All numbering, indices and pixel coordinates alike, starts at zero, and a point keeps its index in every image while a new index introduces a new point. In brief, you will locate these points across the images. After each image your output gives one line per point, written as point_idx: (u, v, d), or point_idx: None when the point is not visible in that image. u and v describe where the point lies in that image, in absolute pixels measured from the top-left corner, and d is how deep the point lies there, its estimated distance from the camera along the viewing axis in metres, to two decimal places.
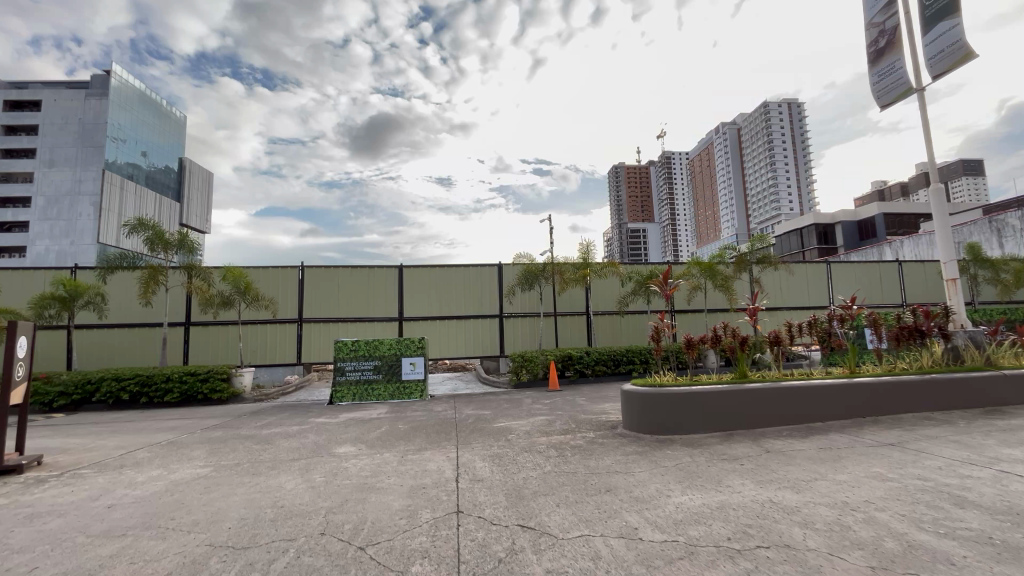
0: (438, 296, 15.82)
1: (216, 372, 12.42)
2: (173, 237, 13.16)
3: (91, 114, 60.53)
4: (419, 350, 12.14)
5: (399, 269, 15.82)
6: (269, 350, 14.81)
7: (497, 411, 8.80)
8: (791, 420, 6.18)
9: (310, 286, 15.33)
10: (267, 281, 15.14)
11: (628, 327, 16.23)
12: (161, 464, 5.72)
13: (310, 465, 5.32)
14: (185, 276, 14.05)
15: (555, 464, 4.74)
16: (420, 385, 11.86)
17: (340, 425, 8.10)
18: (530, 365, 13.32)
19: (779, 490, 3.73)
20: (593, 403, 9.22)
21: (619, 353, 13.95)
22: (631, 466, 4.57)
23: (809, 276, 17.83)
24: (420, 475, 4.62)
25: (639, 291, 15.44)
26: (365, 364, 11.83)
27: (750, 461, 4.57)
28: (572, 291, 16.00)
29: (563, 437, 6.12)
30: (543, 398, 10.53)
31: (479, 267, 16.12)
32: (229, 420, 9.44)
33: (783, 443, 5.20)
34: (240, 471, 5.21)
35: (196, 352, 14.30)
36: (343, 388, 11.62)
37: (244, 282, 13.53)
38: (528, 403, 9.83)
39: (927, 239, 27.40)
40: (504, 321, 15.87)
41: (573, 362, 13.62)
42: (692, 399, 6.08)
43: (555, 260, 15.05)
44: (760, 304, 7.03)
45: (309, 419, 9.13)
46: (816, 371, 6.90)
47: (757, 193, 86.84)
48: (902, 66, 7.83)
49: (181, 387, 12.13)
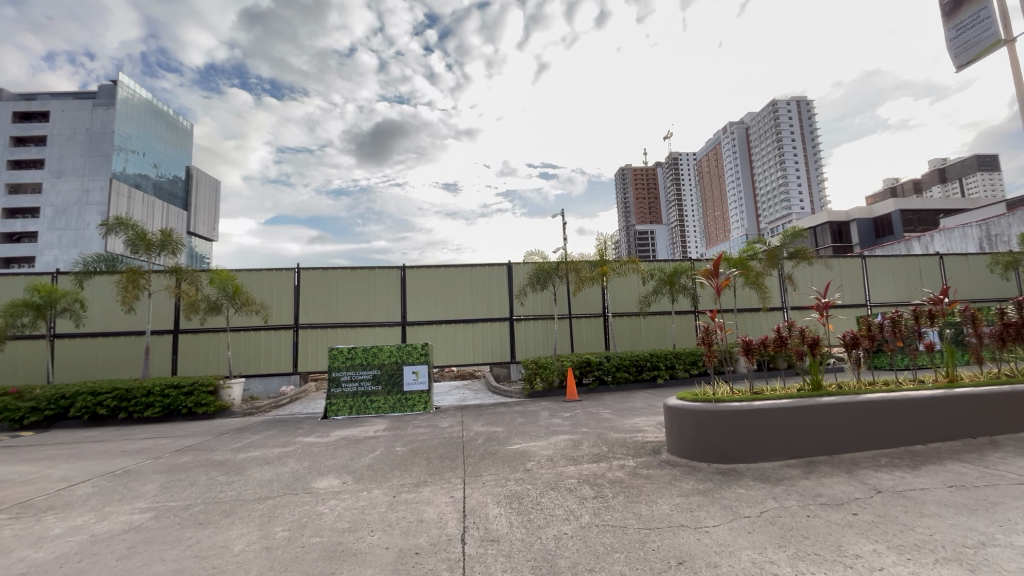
0: (443, 298, 14.69)
1: (200, 384, 11.33)
2: (156, 237, 12.10)
3: (99, 124, 60.58)
4: (423, 358, 10.97)
5: (402, 270, 14.73)
6: (263, 358, 13.78)
7: (512, 428, 7.59)
8: (882, 443, 4.93)
9: (307, 289, 14.29)
10: (260, 285, 14.11)
11: (650, 330, 14.97)
12: (95, 506, 4.57)
13: (277, 510, 4.16)
14: (173, 280, 13.03)
15: (595, 513, 3.54)
16: (424, 397, 10.69)
17: (329, 448, 6.93)
18: (544, 372, 12.12)
19: (943, 569, 2.49)
20: (621, 417, 7.98)
21: (642, 358, 12.71)
22: (700, 516, 3.34)
23: (844, 272, 16.46)
24: (415, 530, 3.43)
25: (662, 290, 14.19)
26: (363, 374, 10.70)
27: (865, 509, 3.33)
28: (588, 290, 14.78)
29: (596, 467, 4.90)
30: (561, 410, 9.32)
31: (487, 267, 14.96)
32: (207, 440, 8.32)
33: (893, 478, 3.94)
34: (185, 519, 4.06)
35: (184, 362, 13.28)
36: (338, 401, 10.51)
37: (232, 285, 12.47)
38: (546, 416, 8.63)
39: (961, 233, 26.02)
40: (515, 324, 14.70)
41: (591, 369, 12.41)
42: (760, 417, 4.85)
43: (570, 258, 13.81)
44: (833, 299, 5.75)
45: (296, 439, 7.99)
46: (904, 380, 5.62)
47: (768, 192, 85.08)
48: (992, 13, 6.59)
49: (163, 401, 11.06)
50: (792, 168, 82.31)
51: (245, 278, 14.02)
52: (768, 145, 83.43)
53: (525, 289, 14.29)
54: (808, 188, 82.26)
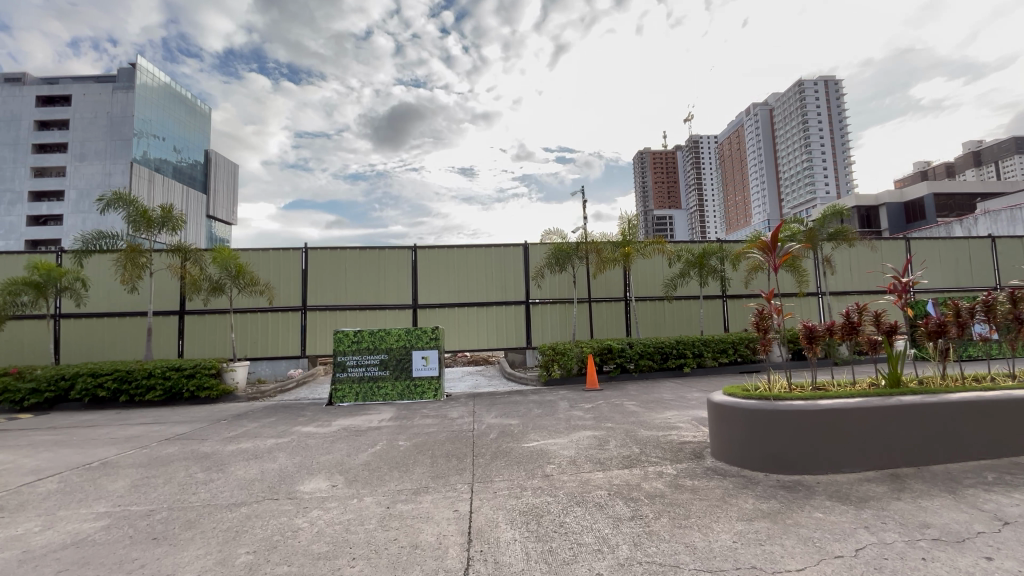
0: (456, 280, 13.97)
1: (202, 367, 10.85)
2: (156, 214, 11.54)
3: (118, 108, 60.95)
4: (433, 342, 10.27)
5: (412, 250, 14.03)
6: (270, 340, 13.32)
7: (527, 421, 6.86)
8: (976, 453, 4.07)
9: (315, 270, 13.71)
10: (266, 265, 13.57)
11: (675, 316, 14.07)
12: (48, 510, 3.96)
13: (250, 523, 3.49)
14: (176, 260, 12.53)
15: (635, 545, 2.77)
16: (434, 384, 10.04)
17: (326, 441, 6.28)
18: (562, 358, 11.37)
19: None
20: (648, 410, 7.19)
21: (668, 345, 11.86)
22: (776, 556, 2.54)
23: (887, 254, 15.21)
24: (408, 561, 2.71)
25: (689, 272, 13.22)
26: (369, 358, 10.08)
27: (1002, 553, 2.49)
28: (609, 273, 13.91)
29: (628, 474, 4.13)
30: (581, 401, 8.57)
31: (502, 248, 14.16)
32: (202, 427, 7.79)
33: (1017, 504, 3.08)
34: (140, 531, 3.41)
35: (190, 344, 12.88)
36: (344, 386, 9.94)
37: (235, 264, 11.80)
38: (565, 408, 7.89)
39: (1008, 215, 24.28)
40: (532, 308, 13.92)
41: (613, 356, 11.63)
42: (830, 420, 4.00)
43: (591, 238, 12.91)
44: (916, 277, 4.77)
45: (294, 428, 7.38)
46: (1000, 376, 4.67)
47: (793, 175, 82.07)
48: None
49: (165, 384, 10.63)
50: (819, 150, 79.14)
51: (251, 258, 13.47)
52: (794, 125, 80.19)
53: (542, 270, 13.48)
54: (836, 171, 79.08)
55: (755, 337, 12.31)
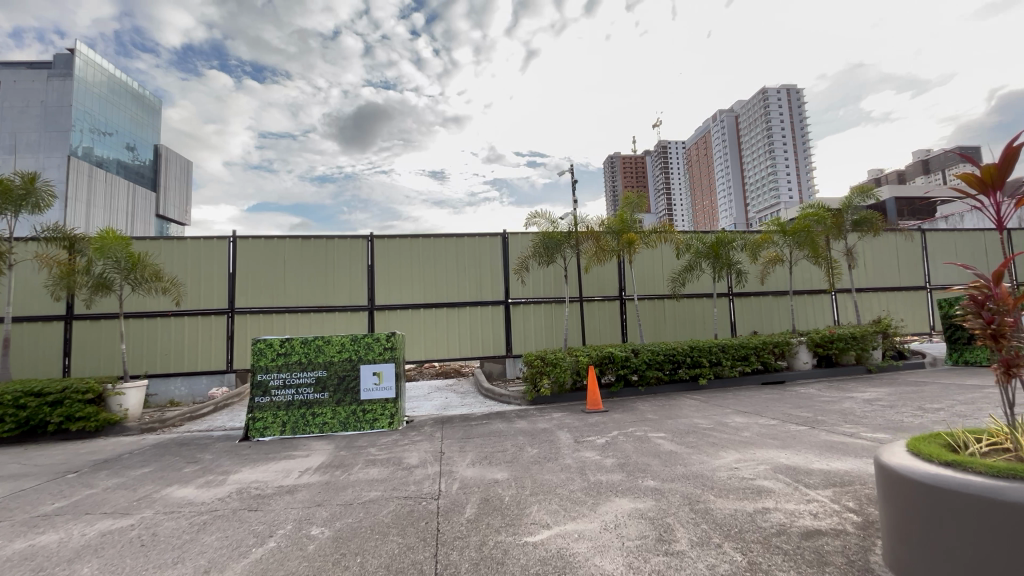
0: (421, 275, 11.56)
1: (72, 391, 8.04)
2: (16, 185, 8.61)
3: (54, 96, 55.40)
4: (388, 354, 7.81)
5: (368, 240, 11.54)
6: (187, 352, 10.64)
7: (522, 476, 4.54)
8: None
9: (244, 264, 11.05)
10: (180, 258, 10.87)
11: (679, 317, 12.06)
12: None
13: None
14: (53, 249, 9.64)
15: None
16: (389, 408, 7.60)
17: (189, 527, 3.77)
18: (554, 370, 9.12)
19: None
20: (695, 452, 4.97)
21: (680, 352, 9.76)
22: None
23: (905, 247, 14.00)
24: None
25: (699, 265, 11.15)
26: (301, 377, 7.55)
27: None
28: (603, 266, 11.81)
29: None
30: (589, 432, 6.33)
31: (477, 238, 11.84)
32: (25, 490, 5.10)
33: None
34: None
35: (74, 357, 10.07)
36: (266, 415, 7.39)
37: (126, 253, 8.87)
38: (571, 447, 5.60)
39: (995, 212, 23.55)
40: (513, 309, 11.65)
41: (615, 366, 9.45)
42: None
43: (584, 224, 10.69)
44: None
45: (163, 492, 4.83)
46: None
47: (759, 180, 82.88)
48: None
49: (18, 415, 7.78)
50: (786, 155, 80.12)
51: (159, 249, 10.74)
52: (762, 130, 81.07)
53: (526, 263, 11.19)
54: (801, 175, 80.29)
55: (779, 341, 10.37)
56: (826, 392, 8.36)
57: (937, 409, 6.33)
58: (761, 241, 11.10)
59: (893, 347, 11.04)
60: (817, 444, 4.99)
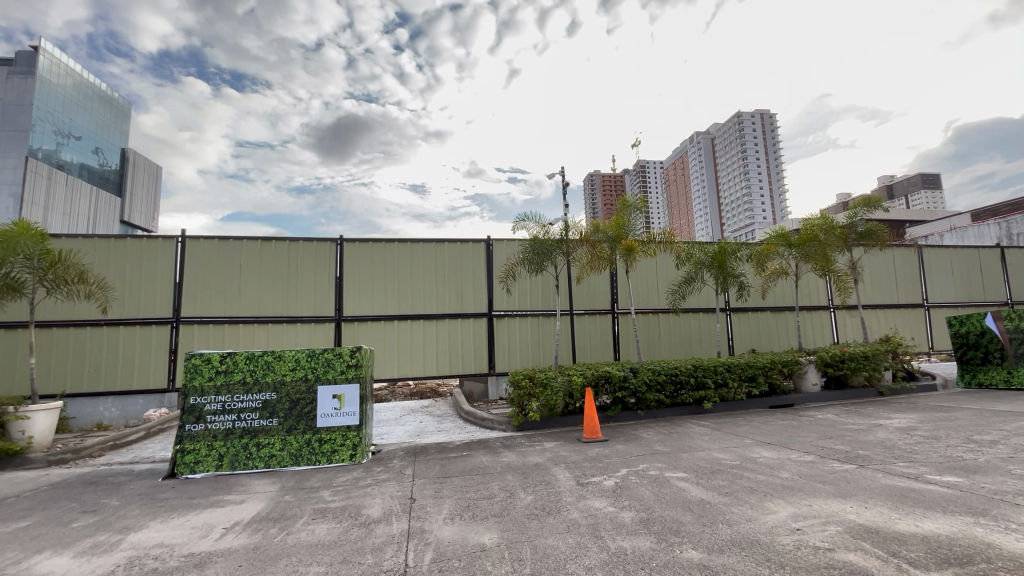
0: (396, 283, 10.40)
1: None
2: None
3: (12, 93, 52.41)
4: (351, 373, 6.60)
5: (336, 243, 10.34)
6: (121, 367, 9.19)
7: (518, 540, 3.41)
8: None
9: (193, 267, 9.70)
10: (117, 261, 9.48)
11: (676, 333, 11.15)
12: None
13: None
14: None
15: None
16: (351, 438, 6.36)
17: None
18: (544, 392, 8.00)
19: None
20: (734, 502, 3.93)
21: (683, 372, 8.79)
22: None
23: (902, 264, 13.50)
24: None
25: (699, 277, 10.28)
26: (245, 401, 6.29)
27: None
28: (595, 277, 10.87)
29: None
30: (593, 471, 5.22)
31: (459, 243, 10.77)
32: None
33: None
34: None
35: None
36: (199, 447, 6.06)
37: (41, 250, 7.44)
38: (575, 492, 4.48)
39: (975, 231, 23.68)
40: (497, 323, 10.56)
41: (613, 388, 8.39)
42: None
43: (578, 228, 9.72)
44: None
45: (24, 564, 3.51)
46: None
47: (735, 200, 84.39)
48: None
49: None
50: (762, 176, 81.79)
51: (94, 251, 9.38)
52: (738, 152, 82.81)
53: (513, 271, 10.14)
54: (776, 196, 82.02)
55: (787, 360, 9.51)
56: (848, 419, 7.47)
57: (992, 442, 5.45)
58: (765, 252, 10.35)
59: (902, 367, 10.32)
60: (883, 492, 3.99)
